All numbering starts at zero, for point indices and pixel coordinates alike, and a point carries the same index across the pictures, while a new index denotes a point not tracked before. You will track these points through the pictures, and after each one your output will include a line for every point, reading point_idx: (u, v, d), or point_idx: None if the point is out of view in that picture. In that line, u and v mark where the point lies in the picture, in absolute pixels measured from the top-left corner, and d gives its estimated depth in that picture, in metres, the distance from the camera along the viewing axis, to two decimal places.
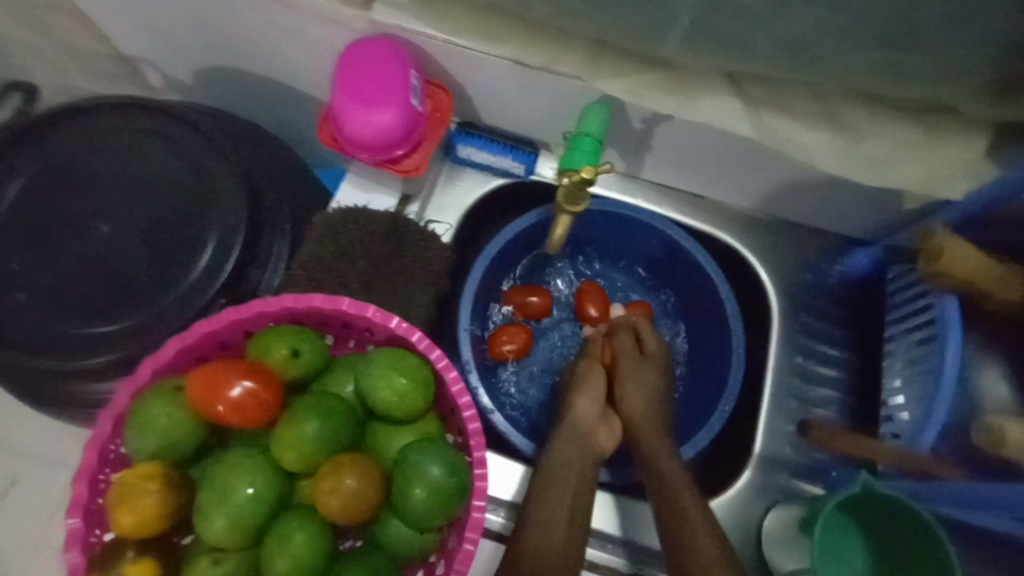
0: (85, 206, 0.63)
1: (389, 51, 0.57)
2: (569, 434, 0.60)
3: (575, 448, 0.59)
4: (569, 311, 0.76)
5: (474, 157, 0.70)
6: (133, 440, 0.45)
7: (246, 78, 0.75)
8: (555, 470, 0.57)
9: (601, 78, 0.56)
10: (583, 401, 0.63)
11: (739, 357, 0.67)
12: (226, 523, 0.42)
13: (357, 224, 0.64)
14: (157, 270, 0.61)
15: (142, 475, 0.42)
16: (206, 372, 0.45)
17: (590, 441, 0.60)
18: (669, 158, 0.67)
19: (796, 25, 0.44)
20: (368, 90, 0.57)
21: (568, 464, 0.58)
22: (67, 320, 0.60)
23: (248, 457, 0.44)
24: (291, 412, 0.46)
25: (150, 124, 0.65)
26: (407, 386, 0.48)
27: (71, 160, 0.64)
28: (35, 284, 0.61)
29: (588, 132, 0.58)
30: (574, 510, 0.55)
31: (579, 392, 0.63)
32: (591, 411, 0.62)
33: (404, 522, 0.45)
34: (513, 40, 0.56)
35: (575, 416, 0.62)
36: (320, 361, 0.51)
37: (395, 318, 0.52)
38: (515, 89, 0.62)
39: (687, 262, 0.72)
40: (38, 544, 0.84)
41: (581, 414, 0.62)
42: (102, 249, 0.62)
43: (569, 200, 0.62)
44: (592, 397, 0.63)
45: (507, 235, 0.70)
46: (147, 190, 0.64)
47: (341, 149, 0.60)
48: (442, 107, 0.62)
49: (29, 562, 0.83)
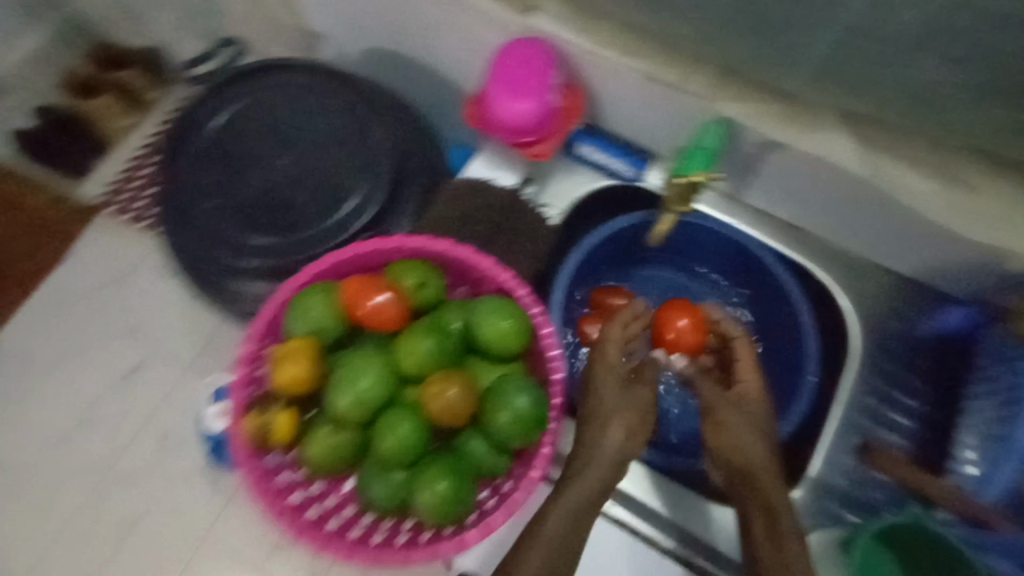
0: (270, 143, 0.77)
1: (537, 52, 0.66)
2: (592, 440, 0.57)
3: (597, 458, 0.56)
4: None
5: (593, 156, 0.77)
6: (292, 322, 0.56)
7: (408, 64, 0.88)
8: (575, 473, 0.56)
9: (721, 100, 0.62)
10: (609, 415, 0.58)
11: (810, 385, 0.70)
12: (352, 401, 0.52)
13: (484, 195, 0.74)
14: (317, 202, 0.75)
15: (298, 348, 0.53)
16: (359, 282, 0.56)
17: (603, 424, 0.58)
18: (773, 186, 0.72)
19: (920, 77, 0.49)
20: (513, 81, 0.66)
21: (584, 471, 0.56)
22: (242, 230, 0.74)
23: (376, 356, 0.54)
24: (414, 329, 0.56)
25: (331, 85, 0.78)
26: (509, 328, 0.56)
27: (264, 104, 0.78)
28: (223, 198, 0.75)
29: (703, 146, 0.64)
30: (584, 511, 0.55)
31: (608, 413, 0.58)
32: (615, 428, 0.58)
33: (488, 439, 0.54)
34: (647, 55, 0.64)
35: (601, 431, 0.57)
36: (439, 296, 0.60)
37: (507, 273, 0.60)
38: (643, 101, 0.69)
39: (773, 285, 0.76)
40: (149, 423, 1.01)
41: (603, 431, 0.57)
42: (277, 179, 0.76)
43: (678, 200, 0.69)
44: (624, 403, 0.59)
45: (607, 231, 0.77)
46: (320, 141, 0.77)
47: (482, 128, 0.71)
48: (574, 105, 0.70)
49: (136, 439, 1.00)
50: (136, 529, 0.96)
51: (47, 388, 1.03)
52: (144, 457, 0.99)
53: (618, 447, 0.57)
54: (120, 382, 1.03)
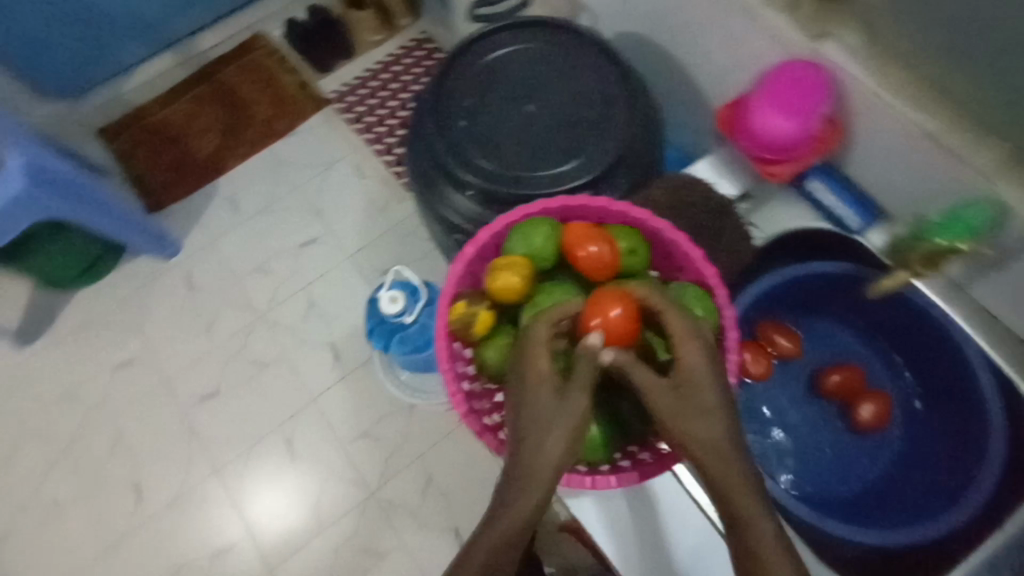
0: (522, 88, 0.85)
1: (815, 76, 0.66)
2: (548, 421, 0.48)
3: (540, 457, 0.47)
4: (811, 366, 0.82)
5: (818, 194, 0.76)
6: (512, 243, 0.63)
7: (660, 54, 0.90)
8: (524, 463, 0.48)
9: (1001, 183, 0.60)
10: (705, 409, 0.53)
11: (978, 501, 0.64)
12: (543, 326, 0.58)
13: (701, 194, 0.76)
14: (544, 153, 0.82)
15: (514, 266, 0.60)
16: (581, 230, 0.61)
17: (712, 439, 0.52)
18: (1013, 287, 0.66)
19: None
20: (780, 97, 0.67)
21: (529, 459, 0.48)
22: (474, 153, 0.82)
23: (574, 297, 0.60)
24: (614, 287, 0.60)
25: (592, 57, 0.85)
26: (700, 319, 0.58)
27: (529, 55, 0.86)
28: (466, 120, 0.84)
29: (969, 217, 0.61)
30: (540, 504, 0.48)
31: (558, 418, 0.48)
32: (559, 441, 0.47)
33: None
34: (936, 117, 0.63)
35: (546, 438, 0.47)
36: (641, 267, 0.64)
37: (713, 270, 0.62)
38: (903, 156, 0.67)
39: (963, 387, 0.72)
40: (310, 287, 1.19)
41: (549, 442, 0.47)
42: (518, 121, 0.83)
43: (925, 264, 0.68)
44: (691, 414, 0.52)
45: (808, 270, 0.76)
46: (568, 100, 0.84)
47: (731, 135, 0.73)
48: (829, 141, 0.70)
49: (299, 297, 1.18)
50: (277, 364, 1.14)
51: (252, 230, 1.22)
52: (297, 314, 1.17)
53: (558, 463, 0.47)
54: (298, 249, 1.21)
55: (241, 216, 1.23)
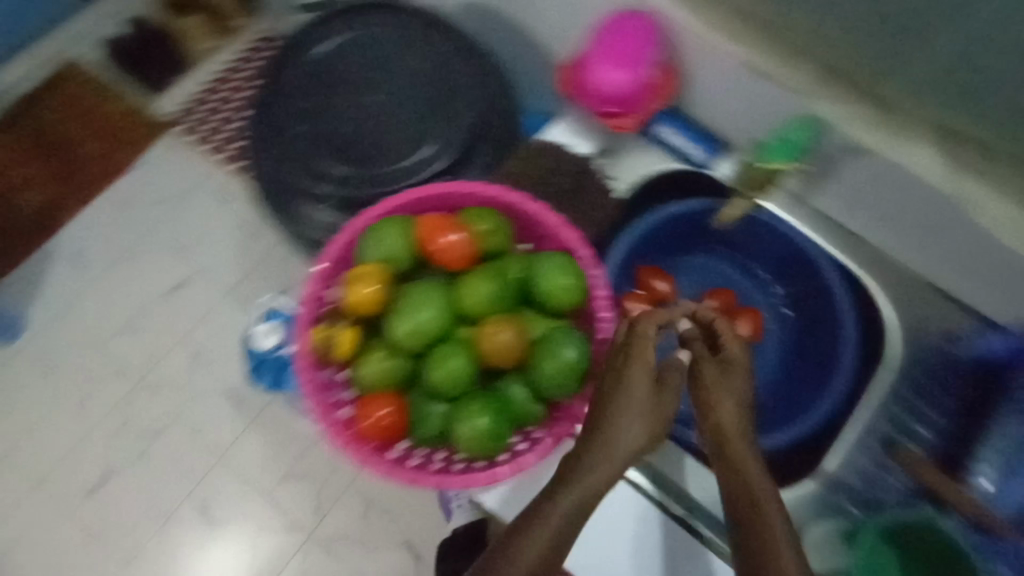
0: (359, 79, 0.79)
1: (641, 24, 0.67)
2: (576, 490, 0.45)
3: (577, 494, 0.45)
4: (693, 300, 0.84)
5: (669, 138, 0.77)
6: (365, 247, 0.59)
7: (497, 22, 0.87)
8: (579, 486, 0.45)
9: (818, 99, 0.62)
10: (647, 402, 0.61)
11: (839, 387, 0.69)
12: (410, 328, 0.56)
13: (555, 157, 0.76)
14: (397, 142, 0.77)
15: (371, 272, 0.57)
16: (432, 219, 0.59)
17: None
18: (842, 190, 0.72)
19: None
20: (615, 52, 0.67)
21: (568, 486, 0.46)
22: (322, 157, 0.76)
23: (438, 290, 0.58)
24: (477, 272, 0.59)
25: (426, 33, 0.80)
26: (566, 285, 0.58)
27: (360, 42, 0.80)
28: (306, 122, 0.78)
29: (789, 138, 0.65)
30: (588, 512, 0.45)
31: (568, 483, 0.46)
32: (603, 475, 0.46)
33: (531, 385, 0.57)
34: (752, 44, 0.62)
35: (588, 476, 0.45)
36: (503, 245, 0.62)
37: (572, 233, 0.62)
38: (732, 86, 0.69)
39: (819, 287, 0.76)
40: (182, 340, 1.05)
41: (580, 488, 0.45)
42: (362, 115, 0.78)
43: (750, 185, 0.74)
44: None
45: (669, 211, 0.78)
46: (412, 81, 0.79)
47: (574, 94, 0.72)
48: (667, 84, 0.70)
49: (174, 352, 1.04)
50: (169, 428, 1.02)
51: (102, 286, 1.07)
52: (178, 369, 1.04)
53: (610, 478, 0.46)
54: (161, 297, 1.07)
55: (86, 274, 1.07)
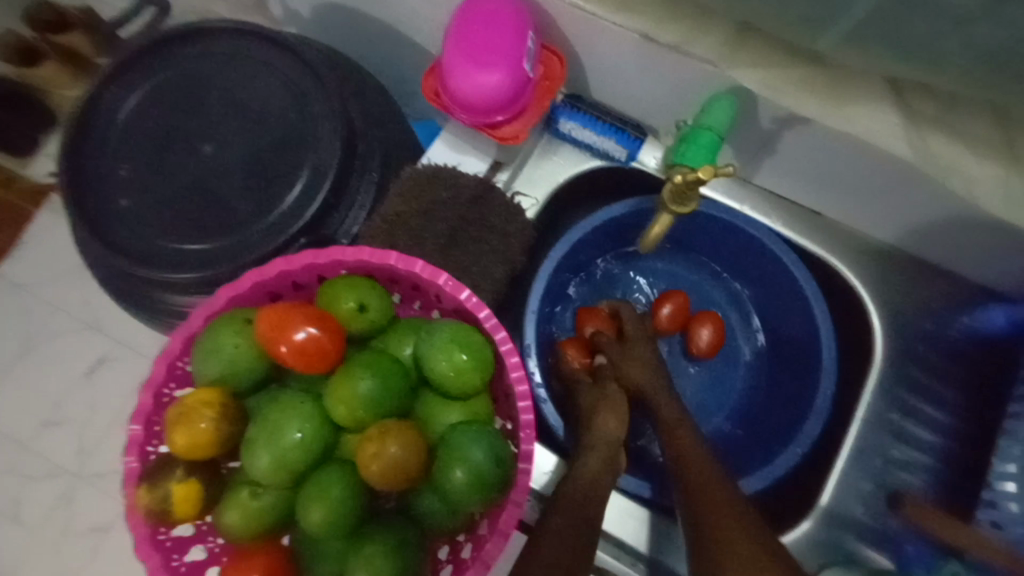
0: (195, 126, 0.64)
1: (509, 8, 0.53)
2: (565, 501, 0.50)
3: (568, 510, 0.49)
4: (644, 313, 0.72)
5: (575, 134, 0.65)
6: (200, 362, 0.47)
7: (355, 19, 0.71)
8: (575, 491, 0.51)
9: (736, 67, 0.48)
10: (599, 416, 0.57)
11: (825, 402, 0.60)
12: (270, 462, 0.43)
13: (443, 183, 0.61)
14: (249, 196, 0.61)
15: (200, 401, 0.45)
16: (275, 312, 0.46)
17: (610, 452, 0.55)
18: (790, 166, 0.59)
19: (1000, 35, 0.35)
20: (479, 47, 0.53)
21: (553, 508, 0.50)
22: (161, 232, 0.62)
23: (301, 402, 0.44)
24: (349, 365, 0.46)
25: (265, 53, 0.64)
26: (466, 363, 0.46)
27: (189, 79, 0.65)
28: (139, 192, 0.63)
29: (710, 127, 0.52)
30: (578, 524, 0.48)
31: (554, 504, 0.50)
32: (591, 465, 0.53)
33: (442, 499, 0.44)
34: (645, 12, 0.49)
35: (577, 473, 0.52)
36: (385, 320, 0.50)
37: (466, 291, 0.50)
38: (637, 64, 0.56)
39: (784, 282, 0.65)
40: (116, 421, 0.84)
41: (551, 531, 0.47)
42: (203, 169, 0.63)
43: (676, 199, 0.56)
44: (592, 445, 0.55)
45: (595, 221, 0.66)
46: (257, 114, 0.63)
47: (442, 107, 0.57)
48: (554, 76, 0.57)
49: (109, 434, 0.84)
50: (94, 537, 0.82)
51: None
52: (118, 460, 0.83)
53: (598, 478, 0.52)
54: (82, 379, 0.86)
55: None
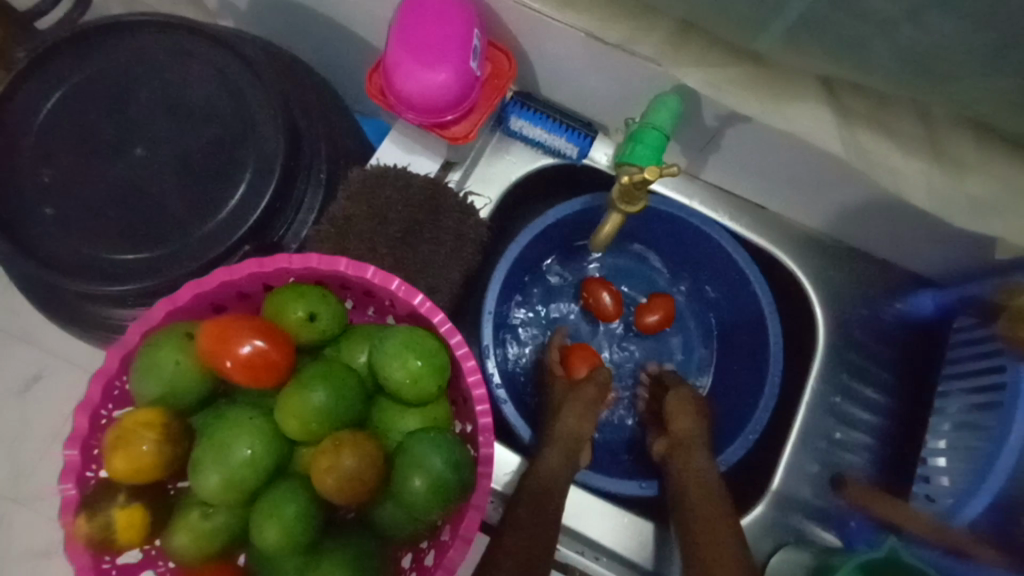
0: (124, 127, 0.60)
1: (453, 4, 0.51)
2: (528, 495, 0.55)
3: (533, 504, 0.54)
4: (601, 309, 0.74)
5: (526, 131, 0.65)
6: (140, 381, 0.45)
7: (296, 12, 0.68)
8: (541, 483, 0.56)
9: (681, 66, 0.48)
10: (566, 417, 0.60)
11: (772, 388, 0.63)
12: (220, 482, 0.41)
13: (394, 186, 0.60)
14: (187, 201, 0.58)
15: (140, 422, 0.42)
16: (218, 324, 0.44)
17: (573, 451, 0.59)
18: (735, 162, 0.61)
19: (921, 39, 0.37)
20: (424, 44, 0.52)
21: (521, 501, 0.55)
22: (92, 242, 0.58)
23: (250, 418, 0.43)
24: (300, 377, 0.44)
25: (199, 49, 0.61)
26: (421, 369, 0.46)
27: (115, 77, 0.61)
28: (65, 199, 0.59)
29: (655, 125, 0.52)
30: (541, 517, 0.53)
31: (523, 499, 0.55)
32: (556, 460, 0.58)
33: (401, 508, 0.44)
34: (590, 10, 0.49)
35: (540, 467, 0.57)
36: (337, 328, 0.49)
37: (419, 296, 0.50)
38: (584, 63, 0.56)
39: (732, 273, 0.67)
40: (51, 440, 0.79)
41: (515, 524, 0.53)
42: (135, 174, 0.59)
43: (625, 198, 0.57)
44: (559, 445, 0.58)
45: (549, 219, 0.66)
46: (193, 114, 0.60)
47: (389, 107, 0.56)
48: (502, 74, 0.57)
49: (46, 455, 0.79)
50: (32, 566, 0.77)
51: None
52: (55, 482, 0.78)
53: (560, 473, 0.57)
54: (14, 398, 0.80)
55: None
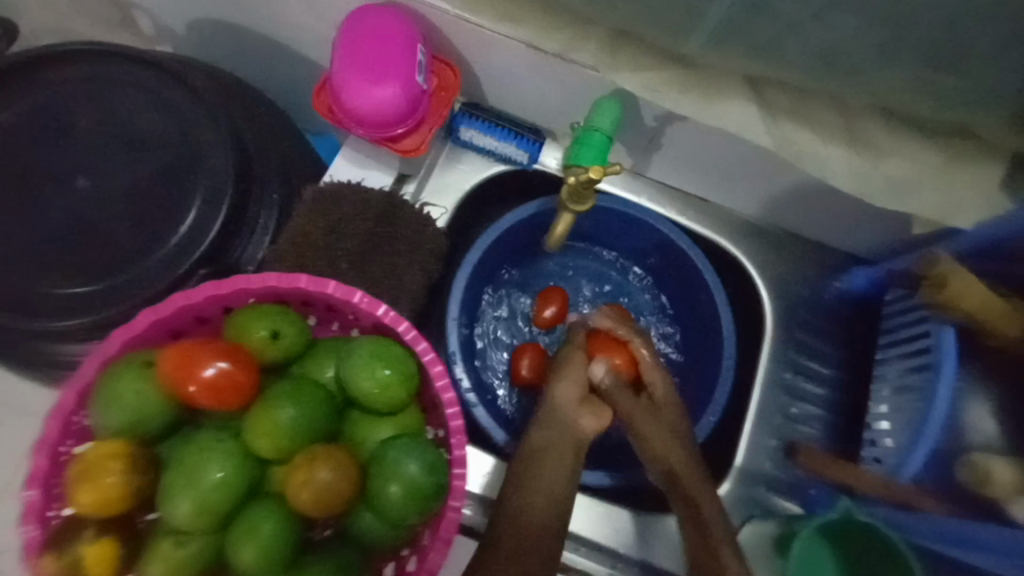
0: (64, 158, 0.59)
1: (397, 22, 0.53)
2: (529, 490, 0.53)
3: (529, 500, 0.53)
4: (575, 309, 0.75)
5: (477, 140, 0.67)
6: (100, 414, 0.44)
7: (237, 34, 0.68)
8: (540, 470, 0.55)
9: (616, 71, 0.51)
10: (565, 387, 0.60)
11: (729, 370, 0.66)
12: (192, 507, 0.41)
13: (350, 201, 0.61)
14: (136, 230, 0.57)
15: (106, 454, 0.42)
16: (179, 350, 0.44)
17: (577, 430, 0.57)
18: (677, 159, 0.65)
19: (828, 35, 0.41)
20: (371, 62, 0.53)
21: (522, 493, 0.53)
22: (37, 277, 0.56)
23: (219, 441, 0.43)
24: (267, 397, 0.44)
25: (140, 76, 0.60)
26: (390, 378, 0.46)
27: (53, 109, 0.60)
28: (5, 236, 0.57)
29: (598, 128, 0.55)
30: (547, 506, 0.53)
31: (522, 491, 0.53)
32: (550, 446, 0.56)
33: (379, 517, 0.44)
34: (527, 21, 0.51)
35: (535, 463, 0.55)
36: (301, 345, 0.49)
37: (383, 306, 0.50)
38: (528, 73, 0.58)
39: (684, 264, 0.71)
40: (3, 492, 0.75)
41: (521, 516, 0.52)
42: (80, 206, 0.58)
43: (574, 199, 0.60)
44: (552, 430, 0.57)
45: (505, 224, 0.69)
46: (137, 140, 0.59)
47: (339, 123, 0.57)
48: (449, 86, 0.59)
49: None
50: None
51: None
52: (8, 536, 0.74)
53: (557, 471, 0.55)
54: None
55: None
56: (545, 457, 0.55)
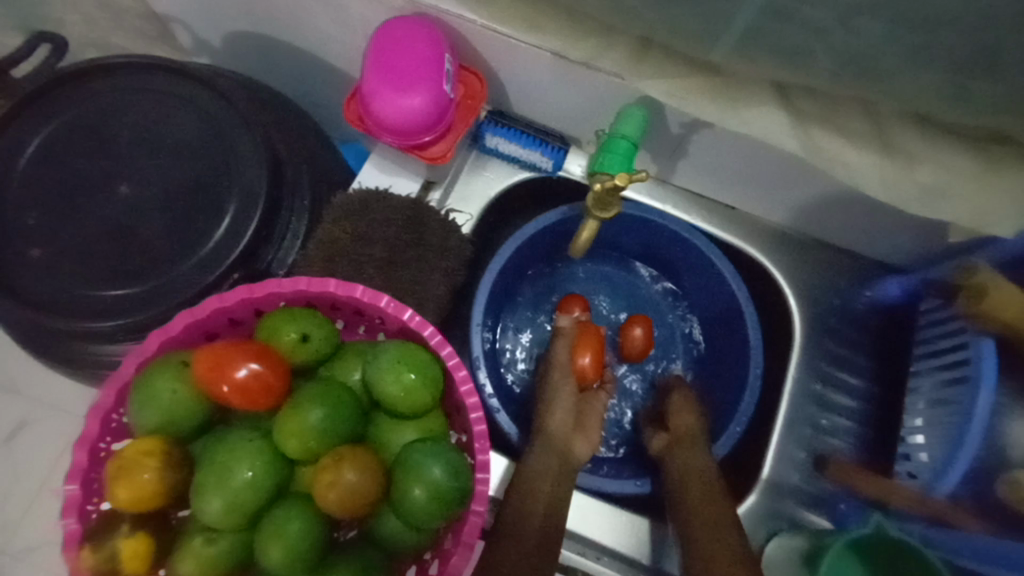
0: (107, 167, 0.61)
1: (424, 31, 0.54)
2: (518, 502, 0.54)
3: (521, 512, 0.53)
4: (598, 316, 0.75)
5: (502, 147, 0.68)
6: (138, 412, 0.45)
7: (271, 46, 0.70)
8: (528, 482, 0.55)
9: (641, 79, 0.51)
10: (558, 415, 0.61)
11: (755, 379, 0.65)
12: (223, 505, 0.42)
13: (377, 207, 0.62)
14: (173, 235, 0.59)
15: (142, 451, 0.43)
16: (213, 351, 0.45)
17: (566, 453, 0.59)
18: (702, 166, 0.64)
19: (858, 42, 0.40)
20: (399, 71, 0.54)
21: (519, 503, 0.54)
22: (81, 280, 0.59)
23: (249, 441, 0.44)
24: (296, 398, 0.45)
25: (179, 88, 0.63)
26: (415, 382, 0.47)
27: (97, 119, 0.63)
28: (52, 241, 0.60)
29: (623, 135, 0.55)
30: (544, 519, 0.53)
31: (518, 503, 0.54)
32: (541, 462, 0.57)
33: (403, 519, 0.45)
34: (553, 30, 0.52)
35: (525, 474, 0.56)
36: (329, 348, 0.50)
37: (408, 310, 0.51)
38: (552, 81, 0.59)
39: (708, 272, 0.70)
40: (45, 486, 0.78)
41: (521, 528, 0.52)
42: (121, 211, 0.60)
43: (598, 206, 0.60)
44: (546, 454, 0.58)
45: (529, 231, 0.69)
46: (175, 149, 0.62)
47: (367, 131, 0.58)
48: (475, 95, 0.60)
49: (37, 501, 0.77)
50: None
51: None
52: (48, 529, 0.76)
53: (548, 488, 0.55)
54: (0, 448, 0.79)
55: None
56: (538, 480, 0.55)
